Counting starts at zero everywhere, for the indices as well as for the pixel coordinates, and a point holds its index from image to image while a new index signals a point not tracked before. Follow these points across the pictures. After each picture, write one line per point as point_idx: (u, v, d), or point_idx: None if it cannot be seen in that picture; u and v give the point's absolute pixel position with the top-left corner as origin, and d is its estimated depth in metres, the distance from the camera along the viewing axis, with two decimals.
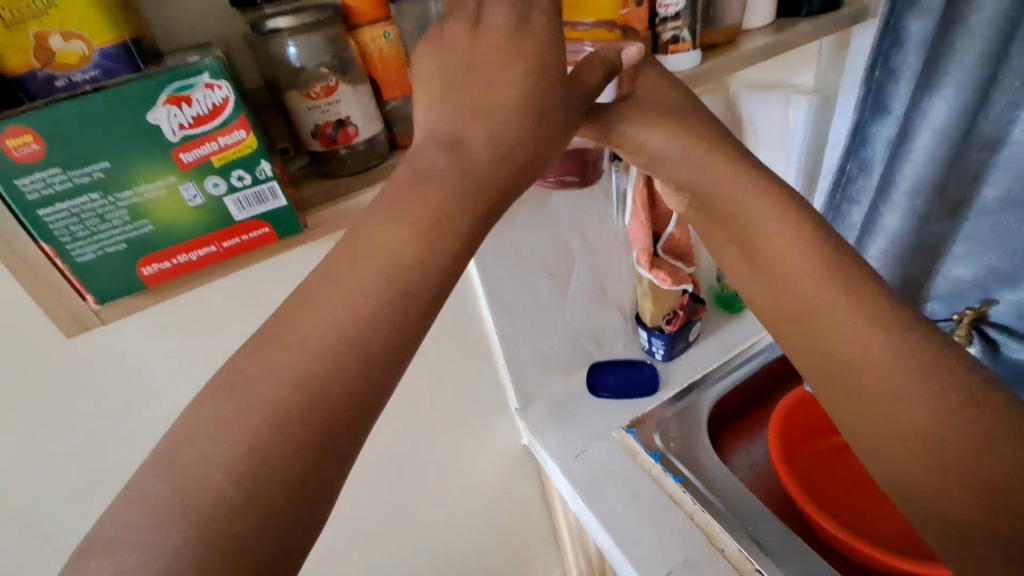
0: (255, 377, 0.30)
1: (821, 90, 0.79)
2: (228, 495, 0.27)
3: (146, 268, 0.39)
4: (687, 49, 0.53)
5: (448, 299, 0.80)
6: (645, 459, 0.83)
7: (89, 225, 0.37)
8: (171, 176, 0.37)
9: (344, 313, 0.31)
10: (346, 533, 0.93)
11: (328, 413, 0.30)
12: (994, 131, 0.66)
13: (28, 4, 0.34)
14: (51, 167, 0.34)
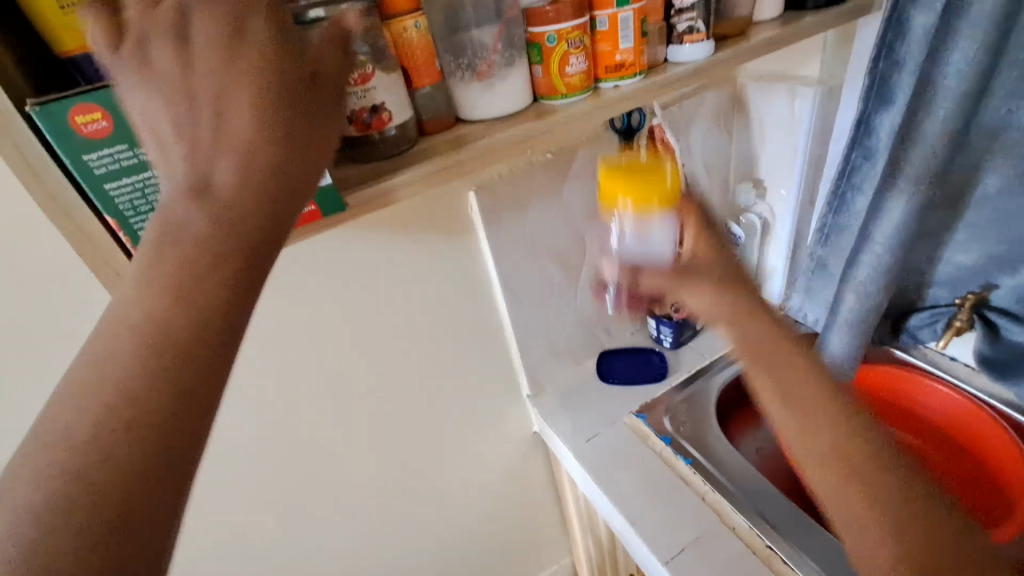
0: (90, 362, 0.29)
1: (826, 82, 0.81)
2: (68, 471, 0.26)
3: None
4: (701, 39, 0.55)
5: (463, 286, 0.82)
6: (655, 442, 0.85)
7: (150, 199, 0.39)
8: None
9: (162, 278, 0.30)
10: (360, 518, 0.95)
11: (167, 375, 0.29)
12: (994, 120, 0.68)
13: None
14: (119, 142, 0.37)
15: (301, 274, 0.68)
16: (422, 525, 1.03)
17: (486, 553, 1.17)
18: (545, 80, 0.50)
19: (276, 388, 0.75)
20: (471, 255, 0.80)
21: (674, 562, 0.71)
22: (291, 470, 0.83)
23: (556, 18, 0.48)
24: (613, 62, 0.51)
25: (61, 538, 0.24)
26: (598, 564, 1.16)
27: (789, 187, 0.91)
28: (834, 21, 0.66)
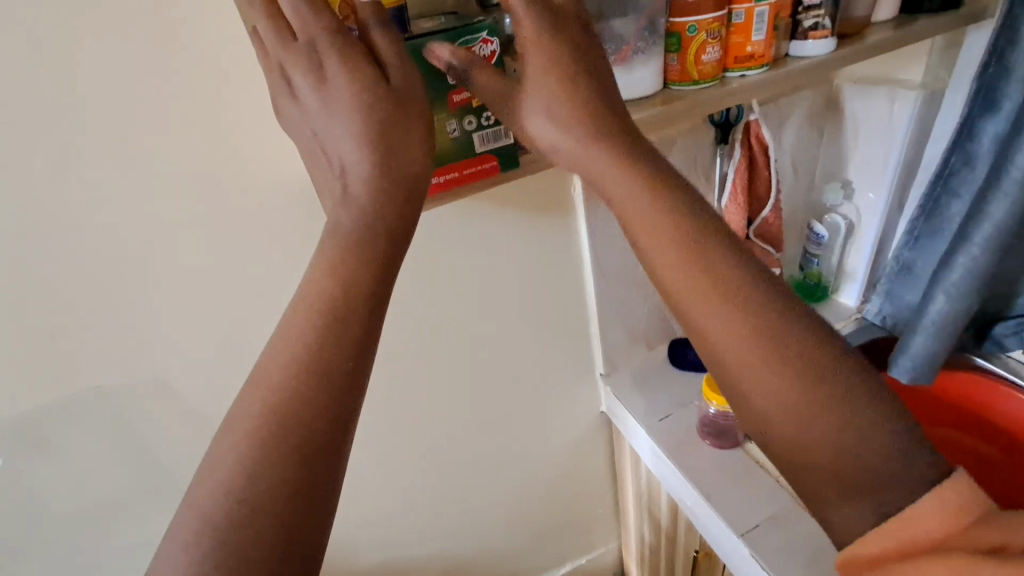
0: (264, 379, 0.37)
1: (929, 86, 0.83)
2: (249, 471, 0.35)
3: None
4: (824, 35, 0.59)
5: (555, 262, 0.87)
6: (752, 448, 0.84)
7: None
8: (442, 113, 0.50)
9: (315, 315, 0.38)
10: (437, 474, 1.02)
11: (322, 398, 0.37)
12: None
13: None
14: None
15: (421, 238, 0.76)
16: (487, 487, 1.10)
17: (539, 524, 1.22)
18: (679, 68, 0.55)
19: (387, 342, 0.82)
20: (567, 232, 0.85)
21: (750, 535, 0.74)
22: (387, 421, 0.91)
23: (698, 12, 0.53)
24: (743, 53, 0.56)
25: (248, 526, 0.33)
26: (650, 547, 1.20)
27: (878, 192, 0.92)
28: (953, 24, 0.67)
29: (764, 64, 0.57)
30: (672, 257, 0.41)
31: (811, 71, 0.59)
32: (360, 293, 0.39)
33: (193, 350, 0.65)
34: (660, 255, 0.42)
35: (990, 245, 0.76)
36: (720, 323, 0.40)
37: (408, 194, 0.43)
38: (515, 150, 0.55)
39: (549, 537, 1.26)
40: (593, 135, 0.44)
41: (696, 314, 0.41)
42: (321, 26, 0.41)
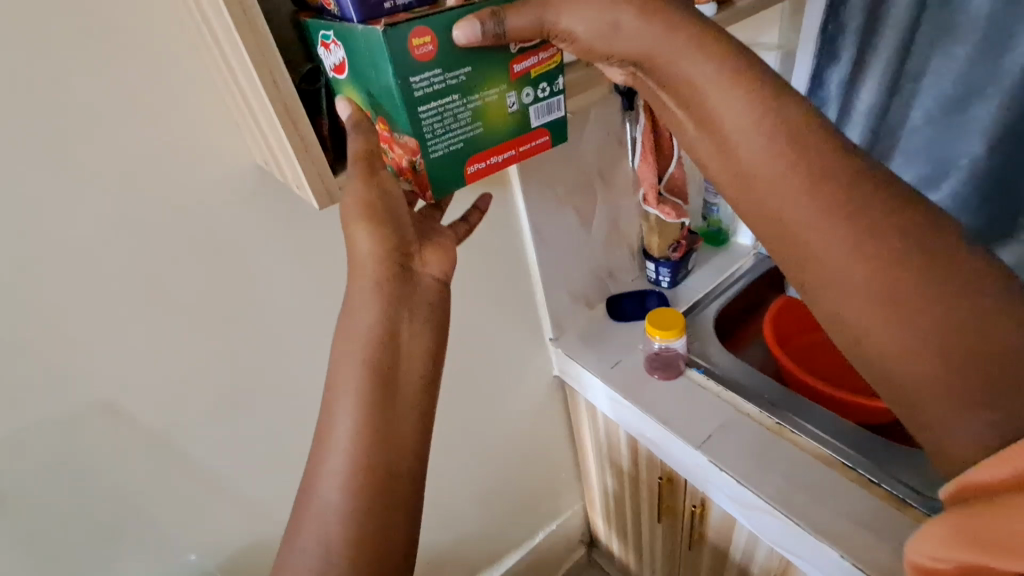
0: (328, 449, 0.46)
1: (785, 46, 0.91)
2: (342, 522, 0.45)
3: (473, 165, 0.54)
4: (705, 2, 0.69)
5: (496, 236, 0.91)
6: (693, 373, 0.94)
7: (447, 123, 0.50)
8: (504, 85, 0.52)
9: (352, 388, 0.46)
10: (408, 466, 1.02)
11: (387, 449, 0.46)
12: (918, 65, 0.83)
13: None
14: (436, 67, 0.47)
15: None
16: (458, 470, 1.12)
17: (511, 499, 1.27)
18: None
19: None
20: (506, 205, 0.90)
21: (707, 445, 0.83)
22: None
23: None
24: None
25: (361, 553, 0.45)
26: (615, 496, 1.29)
27: None
28: None
29: None
30: (775, 174, 0.40)
31: None
32: (382, 362, 0.46)
33: (149, 353, 0.63)
34: (764, 174, 0.40)
35: None
36: (819, 237, 0.40)
37: (389, 280, 0.48)
38: (566, 122, 0.59)
39: (521, 508, 1.31)
40: (658, 56, 0.43)
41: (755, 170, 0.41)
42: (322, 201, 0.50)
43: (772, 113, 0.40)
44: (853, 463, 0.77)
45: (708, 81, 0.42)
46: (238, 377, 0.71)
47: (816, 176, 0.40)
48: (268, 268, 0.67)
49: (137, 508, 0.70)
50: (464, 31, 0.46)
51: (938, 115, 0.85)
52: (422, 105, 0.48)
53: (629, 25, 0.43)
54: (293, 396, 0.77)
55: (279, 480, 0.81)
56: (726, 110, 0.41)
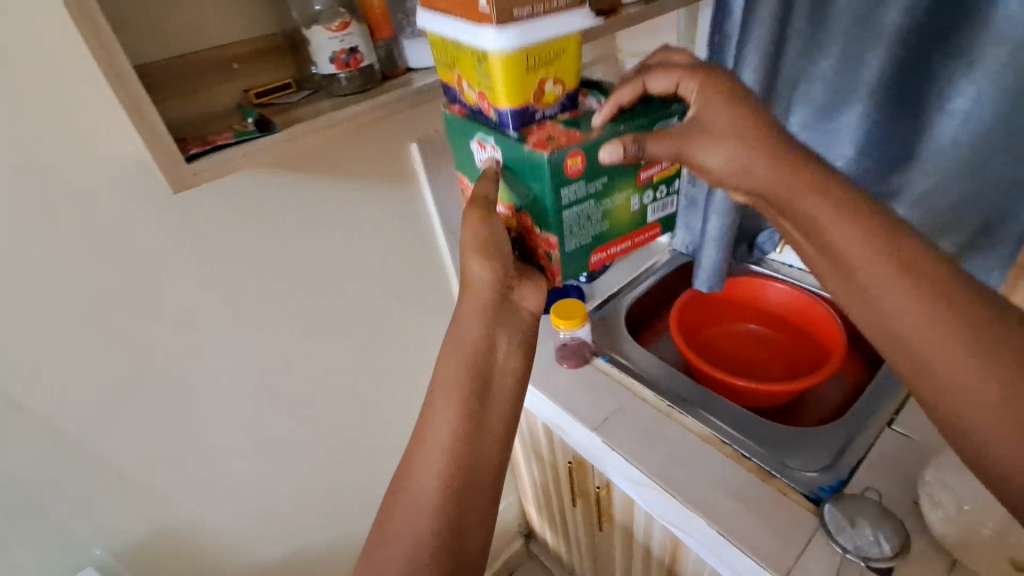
0: (422, 451, 0.56)
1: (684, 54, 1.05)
2: (426, 515, 0.53)
3: (596, 255, 0.64)
4: None
5: (411, 232, 0.93)
6: (599, 362, 0.99)
7: (581, 221, 0.60)
8: (631, 189, 0.62)
9: (454, 396, 0.58)
10: (321, 463, 1.01)
11: (472, 450, 0.56)
12: (791, 78, 0.87)
13: (545, 58, 0.54)
14: (582, 179, 0.57)
15: (264, 211, 0.75)
16: (384, 469, 1.12)
17: None
18: None
19: (251, 327, 0.81)
20: (415, 199, 0.91)
21: (602, 428, 0.87)
22: (263, 410, 0.88)
23: None
24: None
25: (438, 545, 0.52)
26: (541, 486, 1.33)
27: None
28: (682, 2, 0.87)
29: None
30: (881, 280, 0.50)
31: None
32: (475, 375, 0.59)
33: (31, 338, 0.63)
34: (864, 276, 0.51)
35: None
36: (913, 329, 0.48)
37: (492, 313, 0.62)
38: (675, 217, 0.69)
39: None
40: (782, 192, 0.54)
41: (858, 270, 0.51)
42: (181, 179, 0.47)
43: (884, 248, 0.50)
44: (730, 441, 0.82)
45: (827, 217, 0.52)
46: (129, 365, 0.72)
47: (919, 281, 0.49)
48: (159, 258, 0.69)
49: (26, 496, 0.70)
50: (610, 151, 0.55)
51: (811, 122, 0.91)
52: (566, 210, 0.58)
53: (758, 170, 0.55)
54: (192, 384, 0.78)
55: (181, 466, 0.83)
56: (847, 248, 0.51)
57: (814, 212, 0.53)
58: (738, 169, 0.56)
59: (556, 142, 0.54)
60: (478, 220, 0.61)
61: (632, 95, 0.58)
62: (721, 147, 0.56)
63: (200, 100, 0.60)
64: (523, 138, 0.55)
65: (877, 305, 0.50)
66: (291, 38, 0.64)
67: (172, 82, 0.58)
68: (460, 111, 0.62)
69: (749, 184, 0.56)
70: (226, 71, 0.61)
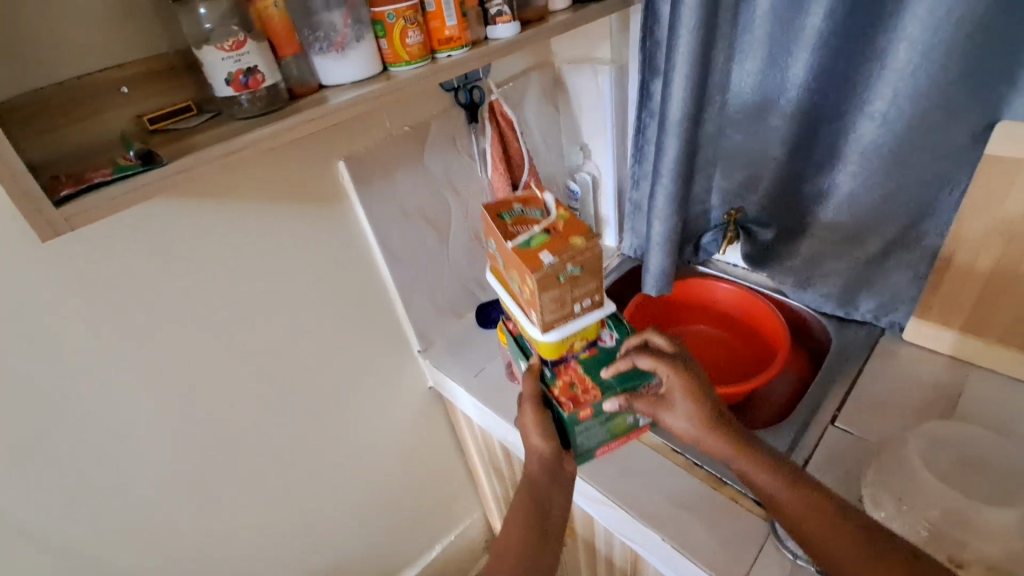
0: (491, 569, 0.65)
1: (618, 61, 1.03)
2: None
3: (600, 452, 0.77)
4: (508, 20, 0.70)
5: (345, 253, 0.89)
6: None
7: (592, 443, 0.73)
8: (630, 418, 0.74)
9: (519, 524, 0.67)
10: (262, 502, 0.95)
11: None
12: (723, 78, 0.88)
13: (572, 333, 0.68)
14: (592, 420, 0.70)
15: (173, 243, 0.70)
16: (335, 500, 1.07)
17: (402, 520, 1.23)
18: (391, 50, 0.62)
19: (165, 366, 0.75)
20: (346, 218, 0.87)
21: None
22: (190, 454, 0.83)
23: (387, 5, 0.60)
24: (443, 36, 0.65)
25: None
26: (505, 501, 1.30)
27: (606, 149, 1.13)
28: (610, 9, 0.86)
29: (463, 45, 0.66)
30: (799, 511, 0.61)
31: (504, 49, 0.70)
32: (536, 511, 0.68)
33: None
34: (784, 507, 0.63)
35: (674, 171, 0.93)
36: (834, 554, 0.58)
37: (552, 464, 0.70)
38: None
39: (414, 527, 1.27)
40: (723, 455, 0.68)
41: (778, 506, 0.63)
42: (54, 222, 0.41)
43: (796, 486, 0.63)
44: (683, 450, 0.81)
45: (751, 466, 0.66)
46: (21, 418, 0.66)
47: (822, 509, 0.61)
48: (47, 303, 0.63)
49: None
50: (611, 402, 0.68)
51: (745, 122, 0.92)
52: (578, 440, 0.71)
53: (705, 437, 0.68)
54: (101, 431, 0.73)
55: (96, 520, 0.77)
56: (775, 495, 0.63)
57: (742, 462, 0.66)
58: (687, 432, 0.69)
59: (575, 394, 0.69)
60: (529, 402, 0.71)
61: (629, 365, 0.69)
62: (675, 414, 0.69)
63: (82, 130, 0.54)
64: (552, 380, 0.71)
65: (801, 532, 0.61)
66: (187, 56, 0.59)
67: (47, 112, 0.52)
68: (517, 331, 0.79)
69: (698, 440, 0.69)
70: (112, 95, 0.55)
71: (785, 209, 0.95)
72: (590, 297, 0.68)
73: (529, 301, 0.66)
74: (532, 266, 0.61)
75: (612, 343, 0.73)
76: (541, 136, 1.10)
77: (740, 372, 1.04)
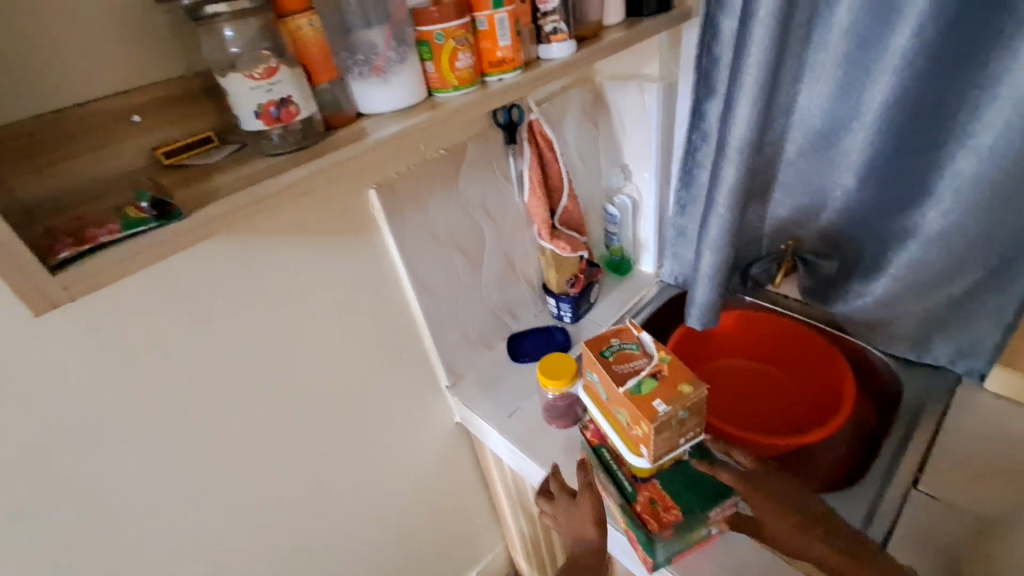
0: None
1: (667, 78, 0.96)
2: None
3: (676, 562, 0.68)
4: (564, 39, 0.63)
5: (373, 286, 0.81)
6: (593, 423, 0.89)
7: (669, 557, 0.65)
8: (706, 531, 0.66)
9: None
10: (278, 557, 0.87)
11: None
12: (788, 99, 0.81)
13: (663, 460, 0.62)
14: (673, 537, 0.63)
15: (187, 286, 0.61)
16: (356, 547, 0.99)
17: (423, 561, 1.15)
18: (437, 75, 0.55)
19: (180, 423, 0.67)
20: (375, 248, 0.79)
21: None
22: (205, 513, 0.74)
23: (437, 24, 0.53)
24: (494, 57, 0.57)
25: None
26: (531, 540, 1.22)
27: (649, 170, 1.06)
28: (666, 25, 0.78)
29: (516, 67, 0.59)
30: None
31: (559, 70, 0.62)
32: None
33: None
34: None
35: (732, 200, 0.85)
36: None
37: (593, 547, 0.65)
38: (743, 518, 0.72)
39: (434, 569, 1.19)
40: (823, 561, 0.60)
41: None
42: (51, 292, 0.34)
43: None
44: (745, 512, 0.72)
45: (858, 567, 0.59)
46: (16, 493, 0.57)
47: None
48: (45, 363, 0.54)
49: None
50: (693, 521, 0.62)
51: (810, 147, 0.85)
52: (657, 557, 0.64)
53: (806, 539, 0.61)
54: (108, 499, 0.64)
55: None
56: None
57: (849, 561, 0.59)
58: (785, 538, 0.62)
59: (656, 511, 0.63)
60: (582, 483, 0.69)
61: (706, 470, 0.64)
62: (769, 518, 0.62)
63: (89, 166, 0.47)
64: (633, 495, 0.65)
65: None
66: (207, 79, 0.52)
67: (47, 144, 0.45)
68: (593, 438, 0.73)
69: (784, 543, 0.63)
70: (123, 125, 0.49)
71: (849, 238, 0.88)
72: (695, 429, 0.62)
73: (638, 437, 0.61)
74: (647, 412, 0.57)
75: (689, 458, 0.66)
76: (581, 155, 1.03)
77: (795, 416, 0.95)
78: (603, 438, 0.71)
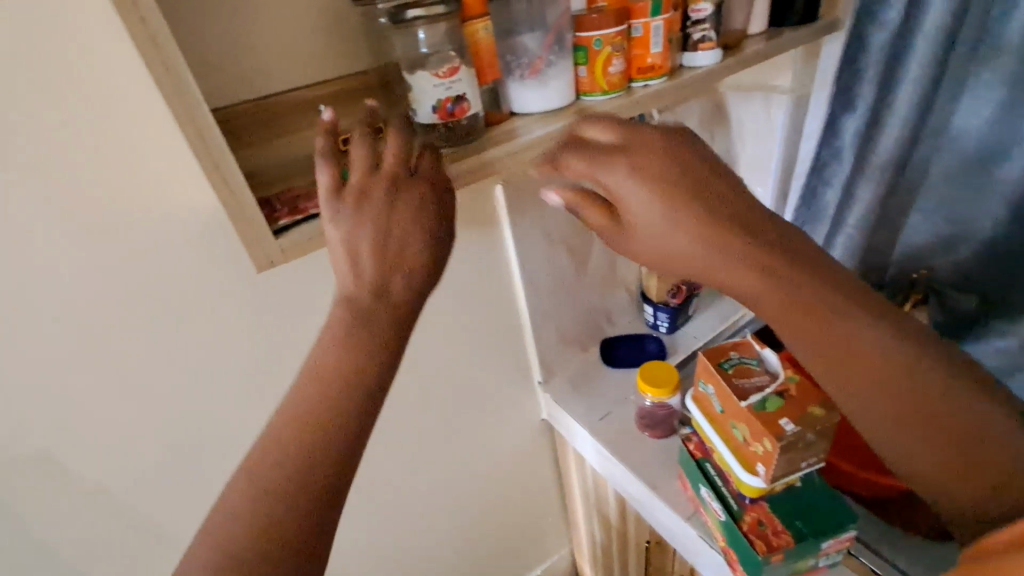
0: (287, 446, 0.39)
1: (799, 90, 0.92)
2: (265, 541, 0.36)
3: None
4: (711, 47, 0.63)
5: (486, 275, 0.85)
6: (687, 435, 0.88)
7: None
8: (814, 561, 0.63)
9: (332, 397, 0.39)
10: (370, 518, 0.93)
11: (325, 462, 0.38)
12: (940, 120, 0.79)
13: (778, 482, 0.61)
14: (781, 562, 0.61)
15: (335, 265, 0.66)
16: (436, 520, 1.04)
17: (494, 549, 1.18)
18: (589, 79, 0.57)
19: None
20: (494, 242, 0.84)
21: (696, 517, 0.78)
22: None
23: (596, 31, 0.55)
24: (644, 64, 0.59)
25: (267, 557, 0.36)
26: (603, 547, 1.21)
27: (766, 185, 1.03)
28: (811, 36, 0.75)
29: (663, 75, 0.60)
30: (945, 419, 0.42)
31: (704, 77, 0.62)
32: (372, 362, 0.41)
33: (70, 397, 0.56)
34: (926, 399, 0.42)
35: None
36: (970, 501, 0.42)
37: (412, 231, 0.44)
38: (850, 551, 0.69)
39: (502, 559, 1.21)
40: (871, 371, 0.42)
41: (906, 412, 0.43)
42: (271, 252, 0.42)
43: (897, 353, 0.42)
44: (857, 552, 0.69)
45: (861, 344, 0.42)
46: (180, 432, 0.64)
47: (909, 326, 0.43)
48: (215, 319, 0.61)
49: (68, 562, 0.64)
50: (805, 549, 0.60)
51: (959, 176, 0.79)
52: None
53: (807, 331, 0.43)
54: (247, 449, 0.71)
55: None
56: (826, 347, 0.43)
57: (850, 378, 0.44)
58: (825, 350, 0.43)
59: (765, 534, 0.61)
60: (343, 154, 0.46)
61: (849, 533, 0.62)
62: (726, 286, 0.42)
63: (278, 149, 0.53)
64: (740, 514, 0.63)
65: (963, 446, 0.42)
66: (383, 75, 0.57)
67: (252, 126, 0.52)
68: (695, 451, 0.72)
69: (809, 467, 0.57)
70: (309, 113, 0.55)
71: (989, 276, 0.82)
72: (817, 456, 0.60)
73: (756, 454, 0.59)
74: (772, 429, 0.56)
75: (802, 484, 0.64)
76: None
77: None
78: (708, 451, 0.70)
